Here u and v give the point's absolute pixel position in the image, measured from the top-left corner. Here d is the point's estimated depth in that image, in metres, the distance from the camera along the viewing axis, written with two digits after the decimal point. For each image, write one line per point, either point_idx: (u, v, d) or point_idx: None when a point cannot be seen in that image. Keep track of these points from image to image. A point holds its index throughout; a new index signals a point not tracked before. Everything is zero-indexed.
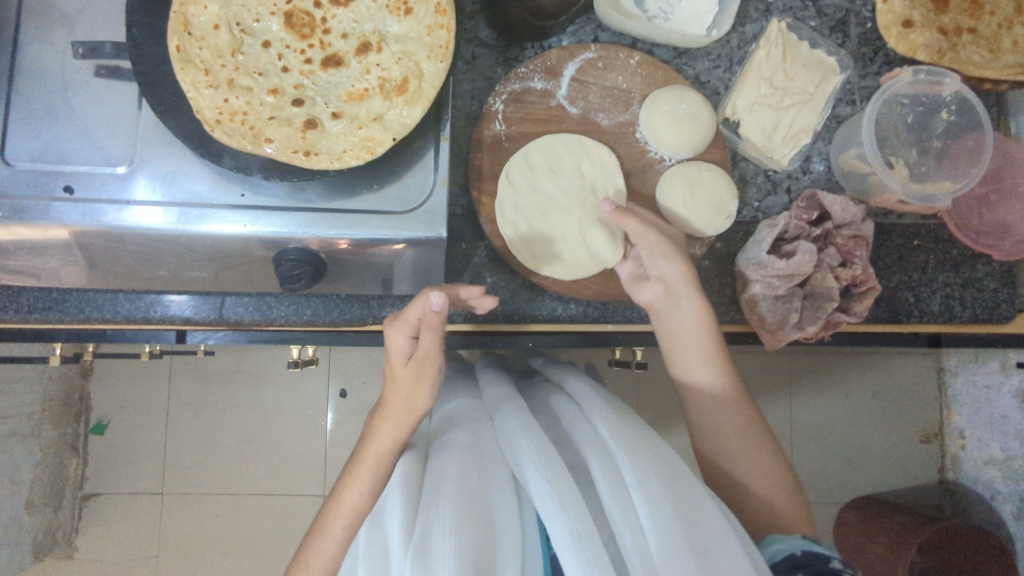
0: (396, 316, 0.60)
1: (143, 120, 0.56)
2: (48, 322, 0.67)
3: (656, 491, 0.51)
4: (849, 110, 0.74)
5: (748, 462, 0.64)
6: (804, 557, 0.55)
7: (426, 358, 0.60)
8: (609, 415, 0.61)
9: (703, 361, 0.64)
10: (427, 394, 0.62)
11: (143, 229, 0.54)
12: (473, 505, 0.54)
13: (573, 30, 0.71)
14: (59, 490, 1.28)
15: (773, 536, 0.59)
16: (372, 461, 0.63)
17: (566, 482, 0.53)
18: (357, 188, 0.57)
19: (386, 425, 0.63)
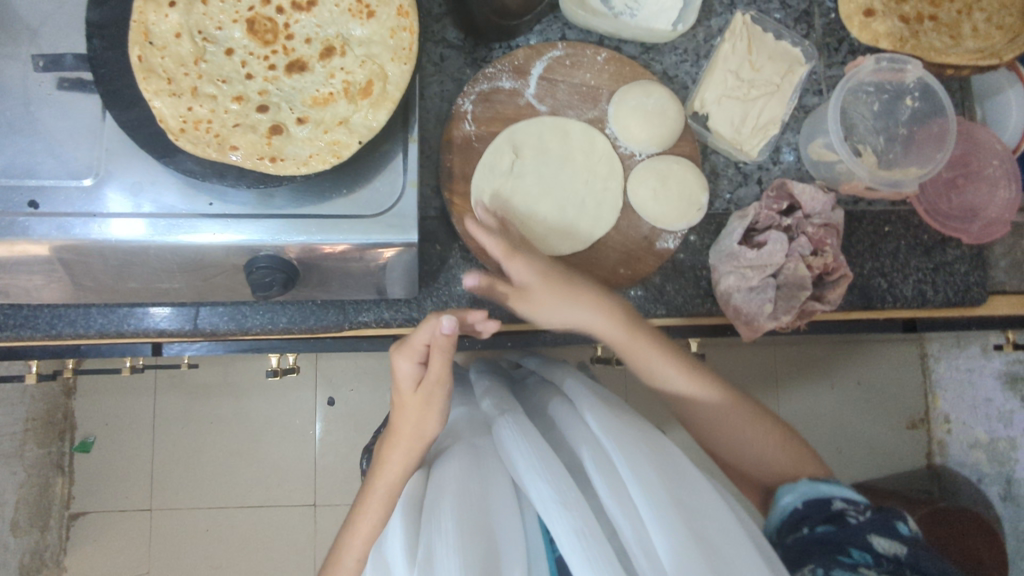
0: (401, 342, 0.60)
1: (107, 131, 0.56)
2: (20, 338, 0.66)
3: (654, 483, 0.51)
4: (817, 100, 0.75)
5: (754, 435, 0.66)
6: (807, 507, 0.57)
7: (435, 381, 0.61)
8: (601, 411, 0.61)
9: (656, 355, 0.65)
10: (437, 419, 0.62)
11: (114, 241, 0.54)
12: (476, 515, 0.54)
13: (540, 29, 0.72)
14: (46, 510, 1.27)
15: (785, 487, 0.61)
16: (384, 492, 0.62)
17: (565, 483, 0.53)
18: (329, 194, 0.57)
19: (396, 453, 0.62)
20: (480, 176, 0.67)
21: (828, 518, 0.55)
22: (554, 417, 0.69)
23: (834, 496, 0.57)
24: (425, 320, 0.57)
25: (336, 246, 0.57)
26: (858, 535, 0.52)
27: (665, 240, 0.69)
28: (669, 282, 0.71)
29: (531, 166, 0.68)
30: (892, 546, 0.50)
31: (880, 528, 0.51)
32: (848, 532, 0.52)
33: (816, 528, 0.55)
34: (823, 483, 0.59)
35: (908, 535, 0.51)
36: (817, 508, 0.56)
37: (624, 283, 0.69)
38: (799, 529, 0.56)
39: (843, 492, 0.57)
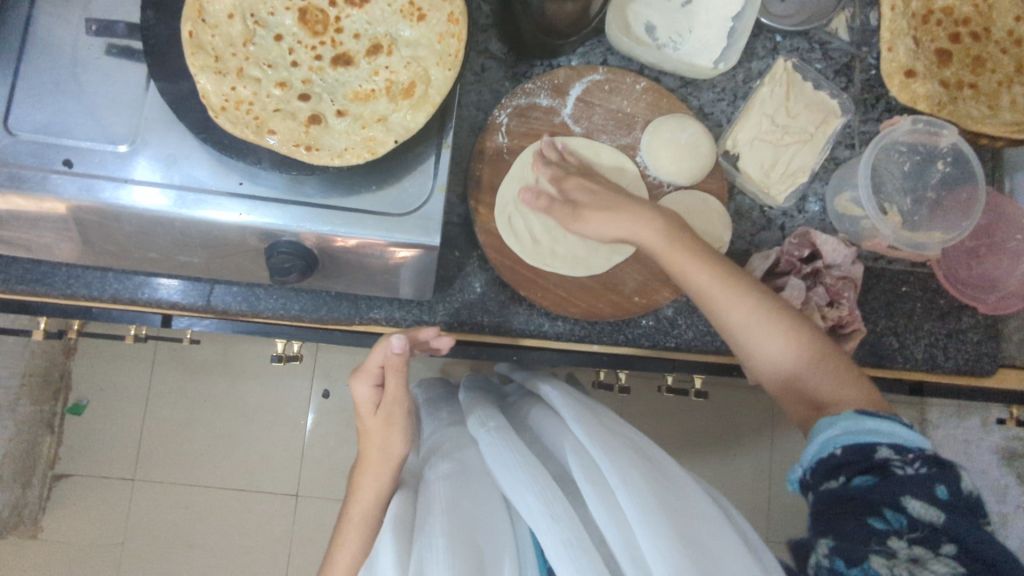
0: (357, 368, 0.64)
1: (149, 101, 0.57)
2: (33, 294, 0.66)
3: (640, 488, 0.51)
4: (848, 153, 0.75)
5: (800, 356, 0.59)
6: (844, 454, 0.52)
7: (393, 401, 0.64)
8: (586, 418, 0.61)
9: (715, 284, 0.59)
10: (401, 437, 0.66)
11: (142, 210, 0.55)
12: (467, 529, 0.54)
13: (583, 51, 0.73)
14: (30, 467, 1.27)
15: (826, 419, 0.56)
16: (359, 519, 0.64)
17: (551, 491, 0.53)
18: (356, 189, 0.57)
19: (366, 478, 0.65)
20: (504, 190, 0.68)
21: (870, 469, 0.50)
22: (541, 430, 0.69)
23: (880, 443, 0.51)
24: (375, 346, 0.61)
25: (352, 241, 0.57)
26: (895, 496, 0.48)
27: None
28: (681, 316, 0.71)
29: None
30: (926, 510, 0.46)
31: (923, 494, 0.47)
32: (884, 491, 0.48)
33: (855, 481, 0.51)
34: (875, 420, 0.53)
35: (950, 494, 0.47)
36: (855, 456, 0.51)
37: (637, 310, 0.69)
38: (833, 482, 0.52)
39: (898, 437, 0.51)
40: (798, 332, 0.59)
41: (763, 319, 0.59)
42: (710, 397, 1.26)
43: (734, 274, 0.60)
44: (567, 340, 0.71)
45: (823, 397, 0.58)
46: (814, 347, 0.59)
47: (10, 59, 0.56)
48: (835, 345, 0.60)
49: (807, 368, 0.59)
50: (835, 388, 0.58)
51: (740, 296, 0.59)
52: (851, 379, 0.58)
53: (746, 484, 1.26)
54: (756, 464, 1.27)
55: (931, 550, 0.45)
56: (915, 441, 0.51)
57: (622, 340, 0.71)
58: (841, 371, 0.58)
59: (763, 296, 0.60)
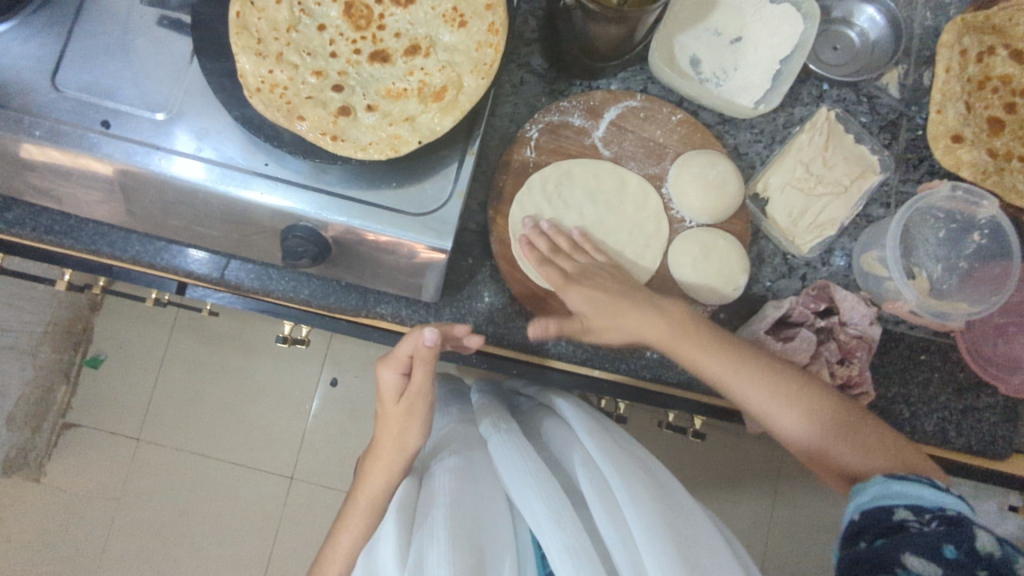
0: (386, 353, 0.63)
1: (191, 74, 0.58)
2: (60, 246, 0.68)
3: (647, 503, 0.50)
4: (882, 212, 0.73)
5: (840, 435, 0.57)
6: (863, 518, 0.51)
7: (416, 391, 0.63)
8: (598, 433, 0.61)
9: (729, 367, 0.59)
10: (418, 430, 0.64)
11: (181, 181, 0.56)
12: (468, 524, 0.54)
13: (624, 76, 0.72)
14: (42, 412, 1.37)
15: (857, 485, 0.54)
16: (365, 502, 0.64)
17: (558, 498, 0.53)
18: (378, 184, 0.58)
19: (379, 465, 0.64)
20: (522, 200, 0.66)
21: (886, 531, 0.48)
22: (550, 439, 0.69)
23: (897, 505, 0.49)
24: (407, 334, 0.60)
25: (373, 236, 0.58)
26: (903, 550, 0.46)
27: (695, 309, 0.66)
28: None
29: (583, 200, 0.67)
30: (923, 566, 0.44)
31: (929, 551, 0.45)
32: (894, 550, 0.47)
33: (871, 542, 0.49)
34: (891, 483, 0.52)
35: (960, 552, 0.44)
36: (874, 518, 0.50)
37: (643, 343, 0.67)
38: (853, 543, 0.51)
39: (920, 498, 0.49)
40: (832, 412, 0.58)
41: (796, 406, 0.58)
42: (713, 440, 1.23)
43: (745, 357, 0.59)
44: (568, 362, 0.69)
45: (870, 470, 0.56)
46: (851, 424, 0.58)
47: (68, 19, 0.58)
48: (865, 416, 0.59)
49: (846, 447, 0.57)
50: (882, 462, 0.56)
51: (773, 396, 0.58)
52: (894, 449, 0.57)
53: (741, 535, 1.23)
54: (755, 517, 1.23)
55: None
56: (943, 497, 0.48)
57: (626, 370, 0.69)
58: (881, 442, 0.57)
59: (794, 391, 0.58)
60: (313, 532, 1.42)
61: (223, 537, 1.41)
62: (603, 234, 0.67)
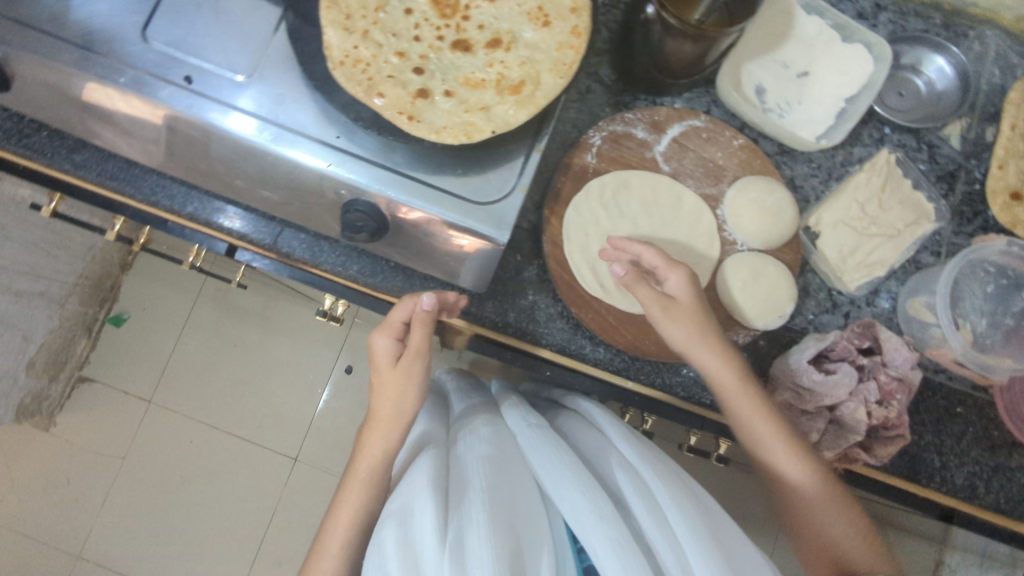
0: (380, 320, 0.66)
1: (275, 42, 0.60)
2: (120, 194, 0.70)
3: (691, 511, 0.51)
4: (932, 260, 0.73)
5: (849, 529, 0.60)
6: None
7: (414, 352, 0.66)
8: (633, 441, 0.62)
9: (755, 414, 0.61)
10: (415, 394, 0.66)
11: (231, 135, 0.57)
12: (505, 511, 0.54)
13: (689, 96, 0.73)
14: (60, 363, 1.39)
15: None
16: (366, 472, 0.64)
17: (604, 501, 0.52)
18: (443, 168, 0.59)
19: (376, 435, 0.65)
20: (578, 204, 0.67)
21: None
22: (576, 438, 0.69)
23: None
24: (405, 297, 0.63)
25: (410, 213, 0.59)
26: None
27: (737, 332, 0.67)
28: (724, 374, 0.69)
29: (638, 211, 0.68)
30: None
31: None
32: None
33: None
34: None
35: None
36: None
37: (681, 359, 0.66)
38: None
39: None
40: (848, 506, 0.60)
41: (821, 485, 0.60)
42: (722, 474, 1.22)
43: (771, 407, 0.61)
44: (603, 369, 0.69)
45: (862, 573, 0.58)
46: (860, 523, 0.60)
47: None
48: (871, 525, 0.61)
49: (851, 543, 0.59)
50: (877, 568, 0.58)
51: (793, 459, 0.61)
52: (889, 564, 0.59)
53: None
54: None
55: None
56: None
57: (660, 383, 0.69)
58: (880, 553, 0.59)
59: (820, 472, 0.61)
60: (312, 515, 1.42)
61: (220, 510, 1.42)
62: (655, 248, 0.67)
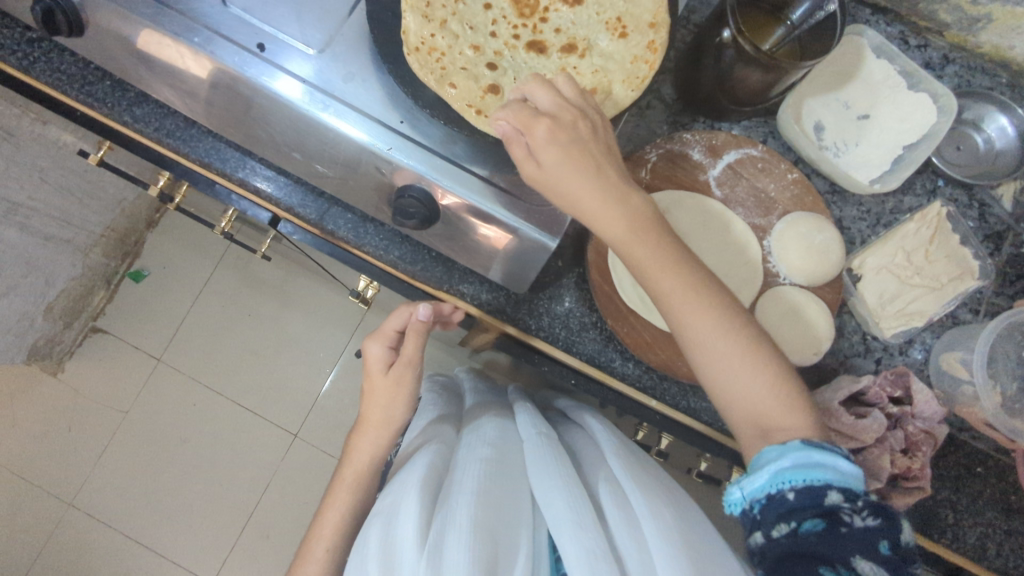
0: (376, 328, 0.76)
1: (351, 21, 0.60)
2: (175, 151, 0.70)
3: (670, 526, 0.51)
4: (970, 316, 0.72)
5: (754, 366, 0.53)
6: (798, 499, 0.46)
7: (405, 361, 0.74)
8: (626, 457, 0.62)
9: (663, 268, 0.53)
10: (403, 400, 0.75)
11: (281, 99, 0.57)
12: (491, 512, 0.55)
13: (747, 125, 0.73)
14: (77, 311, 1.40)
15: (775, 447, 0.49)
16: (352, 476, 0.75)
17: (587, 511, 0.53)
18: (501, 167, 0.59)
19: (365, 438, 0.76)
20: None
21: (825, 517, 0.46)
22: (577, 451, 0.70)
23: (828, 486, 0.46)
24: (400, 310, 0.71)
25: (446, 197, 0.59)
26: (843, 546, 0.45)
27: None
28: None
29: (684, 231, 0.67)
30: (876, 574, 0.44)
31: (867, 548, 0.45)
32: (838, 547, 0.45)
33: (800, 525, 0.46)
34: (814, 450, 0.48)
35: (885, 546, 0.45)
36: (809, 499, 0.46)
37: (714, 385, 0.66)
38: (781, 523, 0.46)
39: (839, 474, 0.47)
40: (749, 346, 0.53)
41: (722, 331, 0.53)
42: (722, 505, 1.22)
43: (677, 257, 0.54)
44: (630, 385, 0.69)
45: (771, 419, 0.52)
46: (765, 356, 0.53)
47: None
48: (776, 353, 0.54)
49: (753, 384, 0.53)
50: (781, 413, 0.52)
51: (702, 314, 0.53)
52: (799, 405, 0.53)
53: None
54: None
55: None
56: (852, 470, 0.48)
57: (683, 407, 0.69)
58: (784, 388, 0.53)
59: (719, 314, 0.53)
60: (304, 494, 1.42)
61: (214, 476, 1.42)
62: None
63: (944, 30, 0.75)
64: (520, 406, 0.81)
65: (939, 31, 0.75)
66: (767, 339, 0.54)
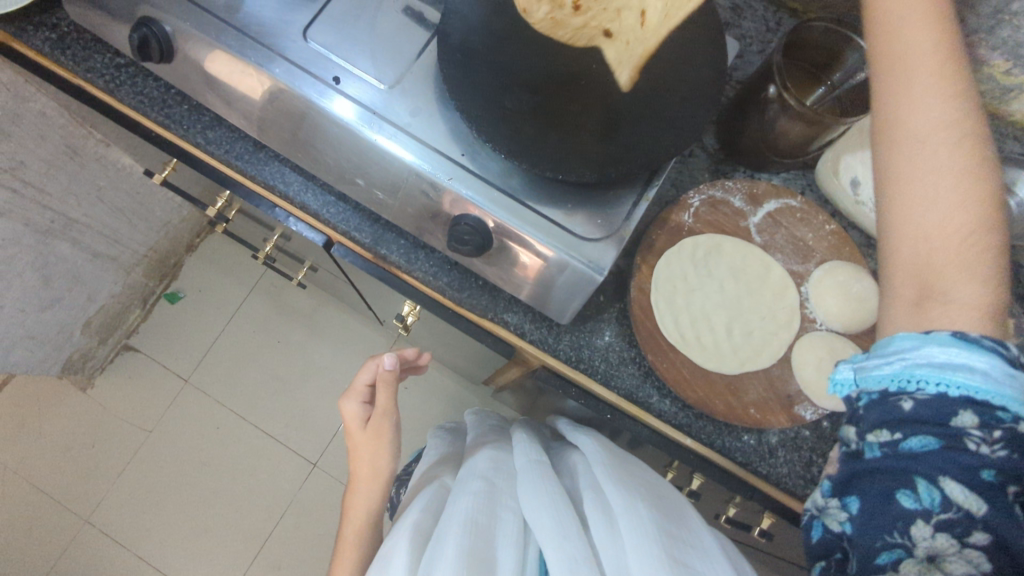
0: (347, 389, 0.83)
1: (422, 60, 0.64)
2: (241, 173, 0.74)
3: (642, 520, 0.55)
4: None
5: (945, 213, 0.48)
6: (913, 410, 0.41)
7: (381, 412, 0.80)
8: (610, 467, 0.66)
9: (924, 52, 0.50)
10: (387, 448, 0.80)
11: (336, 119, 0.61)
12: (481, 526, 0.58)
13: (785, 176, 0.77)
14: (112, 328, 1.44)
15: (910, 338, 0.43)
16: (352, 533, 0.78)
17: (569, 521, 0.56)
18: (555, 202, 0.62)
19: (361, 491, 0.80)
20: (670, 259, 0.69)
21: (937, 434, 0.40)
22: (569, 469, 0.73)
23: (963, 399, 0.40)
24: (366, 365, 0.78)
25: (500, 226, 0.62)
26: (941, 472, 0.40)
27: (805, 408, 0.66)
28: (783, 448, 0.70)
29: (726, 274, 0.70)
30: (961, 506, 0.39)
31: (967, 479, 0.39)
32: (932, 468, 0.40)
33: (905, 438, 0.42)
34: (962, 349, 0.41)
35: (998, 478, 0.40)
36: (928, 414, 0.41)
37: (749, 425, 0.67)
38: (883, 432, 0.43)
39: (987, 381, 0.40)
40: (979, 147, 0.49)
41: (945, 152, 0.48)
42: None
43: (944, 41, 0.50)
44: (666, 422, 0.70)
45: (939, 282, 0.47)
46: (967, 208, 0.47)
47: None
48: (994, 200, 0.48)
49: (947, 226, 0.48)
50: (960, 274, 0.46)
51: (936, 98, 0.49)
52: (986, 280, 0.47)
53: None
54: None
55: (956, 540, 0.39)
56: (1012, 379, 0.40)
57: (719, 445, 0.70)
58: (982, 251, 0.47)
59: (973, 112, 0.50)
60: (320, 526, 1.41)
61: (230, 502, 1.42)
62: (738, 314, 0.69)
63: None
64: (517, 437, 0.85)
65: None
66: (986, 173, 0.48)
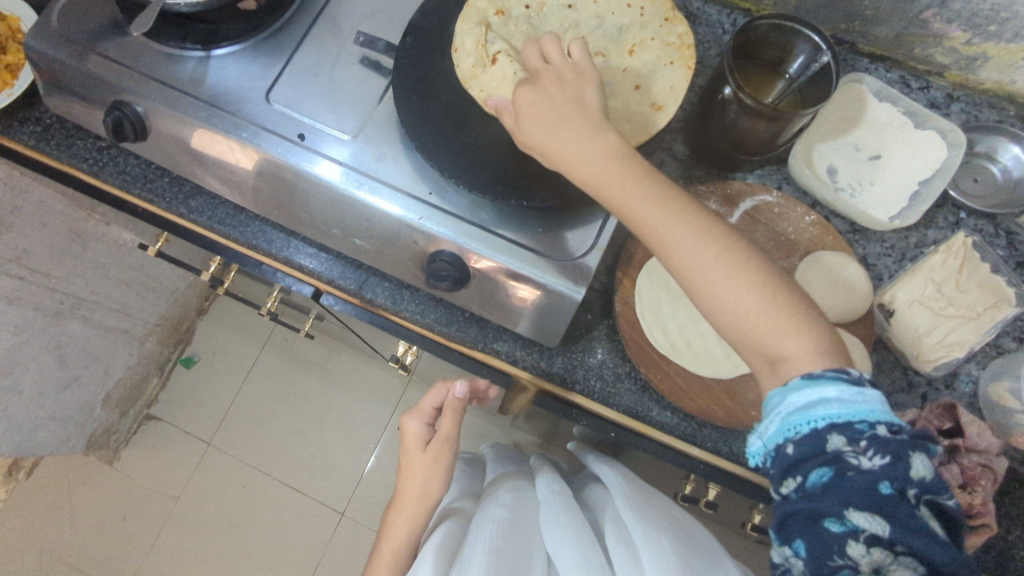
0: (415, 407, 0.80)
1: (382, 107, 0.66)
2: (225, 236, 0.76)
3: (664, 552, 0.53)
4: (1014, 345, 0.72)
5: (744, 297, 0.49)
6: (799, 448, 0.45)
7: (443, 441, 0.77)
8: (635, 499, 0.64)
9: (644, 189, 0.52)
10: (440, 478, 0.76)
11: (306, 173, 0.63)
12: (505, 558, 0.57)
13: (760, 173, 0.76)
14: (133, 399, 1.47)
15: (778, 392, 0.48)
16: (386, 557, 0.74)
17: (592, 553, 0.55)
18: (524, 227, 0.62)
19: (401, 514, 0.76)
20: (651, 269, 0.70)
21: (825, 462, 0.44)
22: (594, 503, 0.72)
23: (830, 427, 0.44)
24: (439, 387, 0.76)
25: (481, 260, 0.62)
26: (846, 498, 0.43)
27: None
28: None
29: None
30: (874, 523, 0.43)
31: (868, 498, 0.43)
32: (836, 497, 0.44)
33: (806, 477, 0.45)
34: (813, 389, 0.46)
35: (891, 487, 0.43)
36: (810, 449, 0.45)
37: (750, 427, 0.66)
38: (788, 479, 0.46)
39: (844, 408, 0.45)
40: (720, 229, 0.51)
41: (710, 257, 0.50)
42: None
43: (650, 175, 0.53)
44: (670, 433, 0.69)
45: (772, 348, 0.48)
46: (755, 283, 0.49)
47: (288, 49, 0.68)
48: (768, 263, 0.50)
49: (749, 308, 0.49)
50: (784, 330, 0.48)
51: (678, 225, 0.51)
52: (805, 320, 0.49)
53: None
54: None
55: (888, 550, 0.42)
56: (863, 399, 0.45)
57: (726, 452, 0.68)
58: (782, 299, 0.49)
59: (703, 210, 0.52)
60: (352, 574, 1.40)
61: (263, 559, 1.42)
62: None
63: (944, 71, 0.78)
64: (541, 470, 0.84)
65: (938, 72, 0.78)
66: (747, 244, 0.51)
